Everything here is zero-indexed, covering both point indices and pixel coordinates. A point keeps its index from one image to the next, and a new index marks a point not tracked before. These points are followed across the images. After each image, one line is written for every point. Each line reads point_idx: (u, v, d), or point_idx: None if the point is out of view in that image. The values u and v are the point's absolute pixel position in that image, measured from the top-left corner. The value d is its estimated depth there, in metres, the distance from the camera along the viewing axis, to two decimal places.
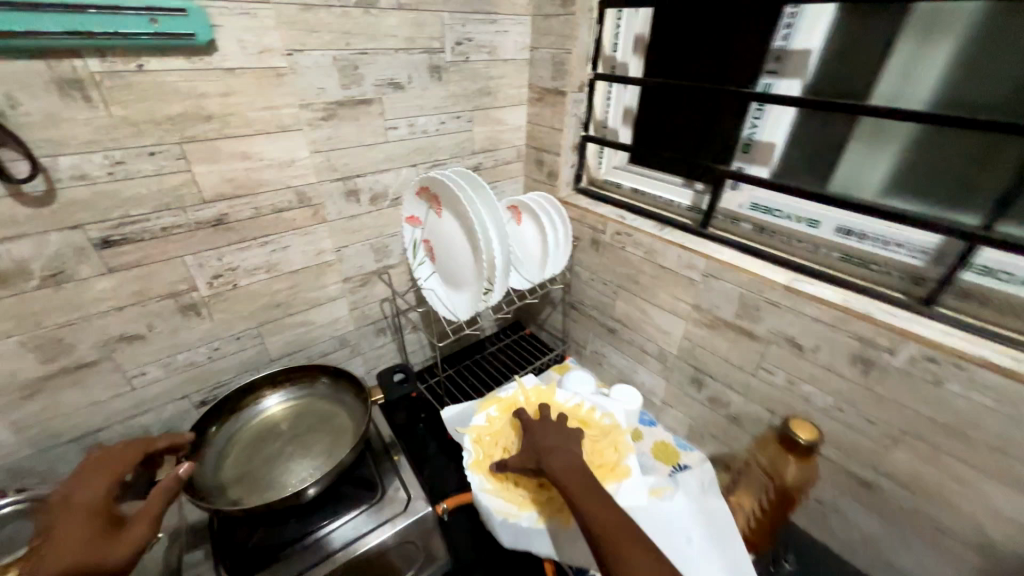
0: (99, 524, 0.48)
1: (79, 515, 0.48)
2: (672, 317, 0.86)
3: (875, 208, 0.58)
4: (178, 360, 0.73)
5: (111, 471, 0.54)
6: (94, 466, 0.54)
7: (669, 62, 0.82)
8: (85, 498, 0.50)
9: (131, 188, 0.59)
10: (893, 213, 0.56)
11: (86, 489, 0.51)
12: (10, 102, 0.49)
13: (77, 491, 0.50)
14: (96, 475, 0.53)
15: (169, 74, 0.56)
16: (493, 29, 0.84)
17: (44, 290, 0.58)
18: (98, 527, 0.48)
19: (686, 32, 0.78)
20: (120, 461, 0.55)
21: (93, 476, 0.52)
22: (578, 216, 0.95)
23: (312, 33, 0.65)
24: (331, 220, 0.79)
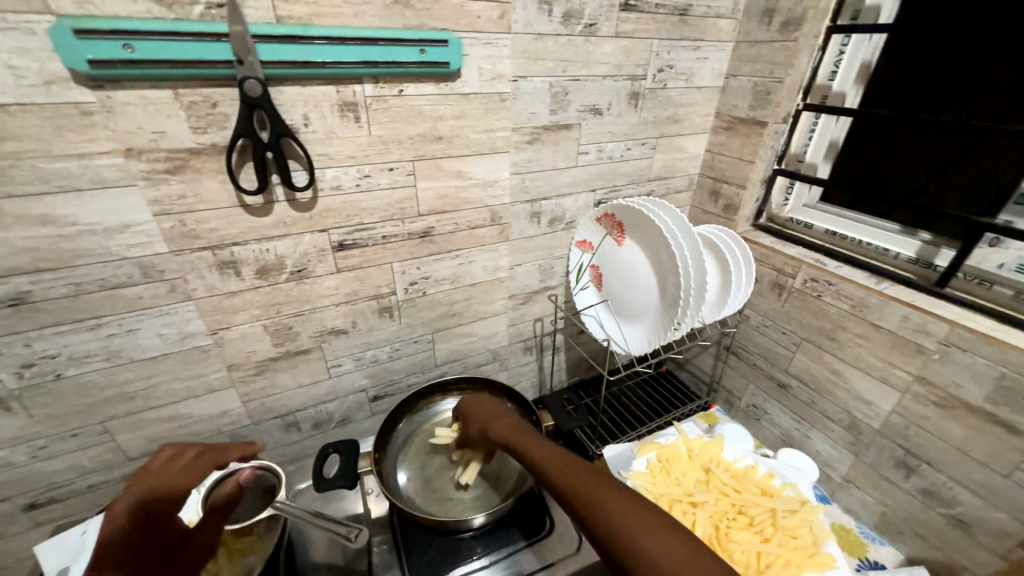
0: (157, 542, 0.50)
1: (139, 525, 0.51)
2: (879, 384, 0.73)
3: None
4: (366, 356, 0.79)
5: (179, 483, 0.56)
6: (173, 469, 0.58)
7: (911, 91, 0.71)
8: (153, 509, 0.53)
9: (369, 200, 0.64)
10: None
11: (155, 500, 0.54)
12: (305, 121, 0.56)
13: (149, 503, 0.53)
14: (173, 480, 0.56)
15: (421, 99, 0.61)
16: (695, 55, 0.81)
17: (290, 283, 0.65)
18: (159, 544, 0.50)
19: (940, 58, 0.66)
20: (196, 468, 0.59)
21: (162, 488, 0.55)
22: (761, 256, 0.87)
23: (537, 61, 0.66)
24: (512, 239, 0.81)
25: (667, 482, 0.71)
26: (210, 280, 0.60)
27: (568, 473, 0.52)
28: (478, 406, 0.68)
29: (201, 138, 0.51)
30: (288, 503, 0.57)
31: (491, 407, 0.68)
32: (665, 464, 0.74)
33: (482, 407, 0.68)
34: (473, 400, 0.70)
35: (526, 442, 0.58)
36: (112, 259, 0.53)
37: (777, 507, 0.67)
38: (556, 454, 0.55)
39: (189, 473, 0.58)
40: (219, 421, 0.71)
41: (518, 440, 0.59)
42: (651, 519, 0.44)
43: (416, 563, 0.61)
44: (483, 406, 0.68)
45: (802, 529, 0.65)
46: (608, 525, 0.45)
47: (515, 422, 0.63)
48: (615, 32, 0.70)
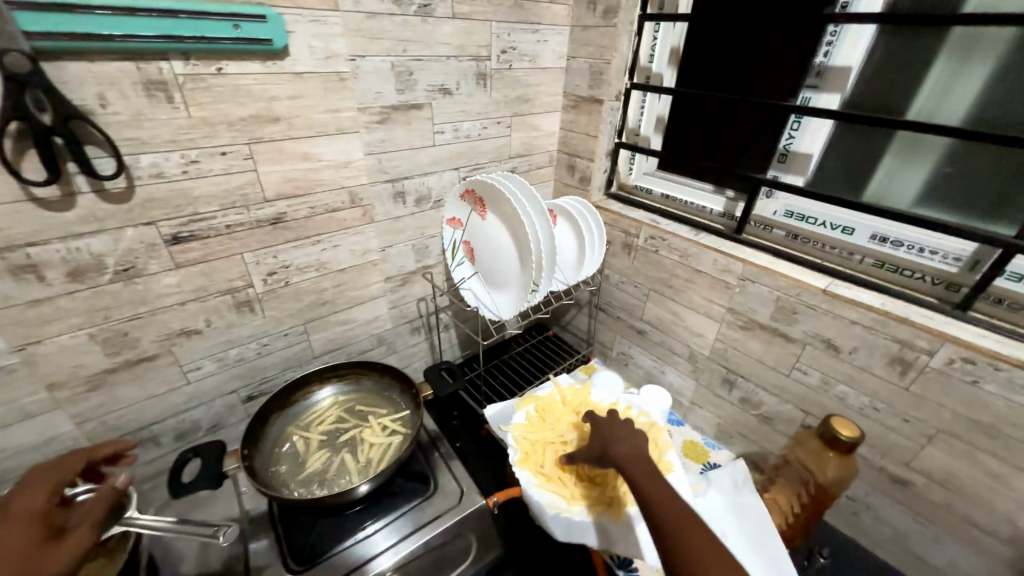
0: (41, 533, 0.47)
1: (18, 521, 0.47)
2: (705, 319, 0.89)
3: (901, 215, 0.62)
4: (229, 355, 0.74)
5: (55, 477, 0.52)
6: (40, 475, 0.52)
7: (705, 72, 0.85)
8: (28, 505, 0.49)
9: (201, 187, 0.60)
10: (919, 220, 0.60)
11: (28, 497, 0.49)
12: (101, 102, 0.50)
13: (20, 502, 0.49)
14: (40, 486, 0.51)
15: (246, 77, 0.58)
16: (535, 38, 0.87)
17: (115, 285, 0.59)
18: (43, 533, 0.47)
19: (721, 43, 0.81)
20: (63, 471, 0.53)
21: (38, 484, 0.51)
22: (612, 220, 0.98)
23: (373, 40, 0.67)
24: (378, 221, 0.81)
25: (543, 429, 0.79)
26: (3, 288, 0.52)
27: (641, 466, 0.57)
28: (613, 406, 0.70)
29: None
30: (153, 522, 0.53)
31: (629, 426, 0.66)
32: (541, 414, 0.81)
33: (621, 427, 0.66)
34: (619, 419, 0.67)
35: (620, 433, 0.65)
36: None
37: None
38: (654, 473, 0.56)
39: (64, 470, 0.54)
40: (47, 449, 0.63)
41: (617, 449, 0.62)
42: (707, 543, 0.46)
43: (296, 549, 0.61)
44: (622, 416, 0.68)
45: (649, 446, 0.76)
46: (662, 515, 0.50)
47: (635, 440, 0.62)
48: (451, 13, 0.73)
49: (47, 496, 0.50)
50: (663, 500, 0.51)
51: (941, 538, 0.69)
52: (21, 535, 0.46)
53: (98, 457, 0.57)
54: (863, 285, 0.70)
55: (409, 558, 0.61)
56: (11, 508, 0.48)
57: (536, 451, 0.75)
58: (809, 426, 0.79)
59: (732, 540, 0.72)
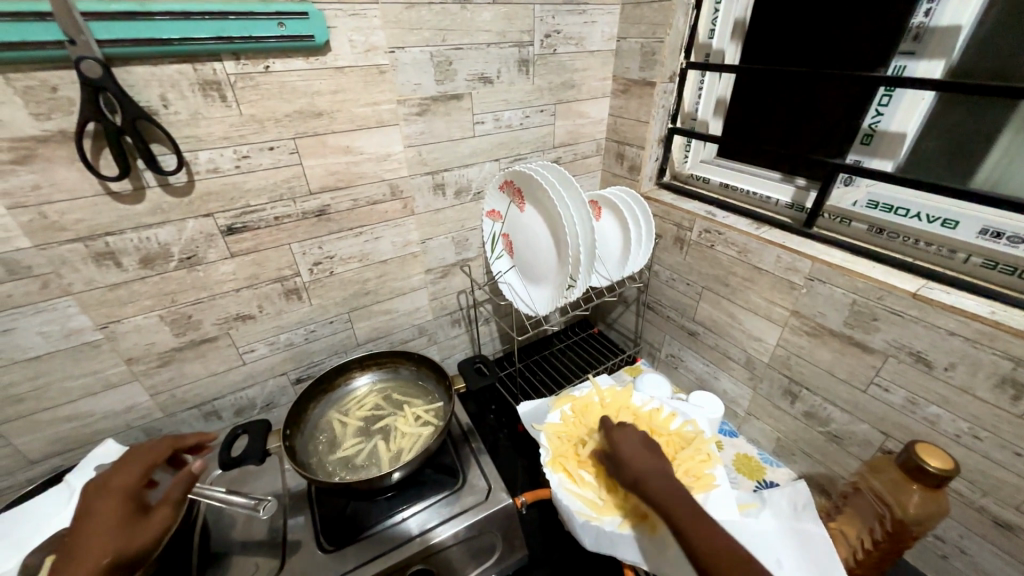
0: (131, 510, 0.50)
1: (113, 496, 0.50)
2: (765, 322, 0.80)
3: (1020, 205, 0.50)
4: (280, 339, 0.79)
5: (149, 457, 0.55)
6: (136, 452, 0.56)
7: (776, 43, 0.75)
8: (123, 480, 0.52)
9: (253, 180, 0.64)
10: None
11: (125, 472, 0.53)
12: (163, 102, 0.54)
13: (118, 477, 0.52)
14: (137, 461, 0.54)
15: (290, 74, 0.60)
16: (582, 20, 0.82)
17: (180, 271, 0.65)
18: (132, 511, 0.50)
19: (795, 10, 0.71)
20: (157, 451, 0.57)
21: (134, 460, 0.55)
22: (662, 213, 0.91)
23: (412, 31, 0.67)
24: (418, 213, 0.82)
25: (577, 430, 0.75)
26: (87, 272, 0.58)
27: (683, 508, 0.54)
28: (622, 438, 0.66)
29: (45, 124, 0.50)
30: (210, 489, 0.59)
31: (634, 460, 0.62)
32: (577, 415, 0.78)
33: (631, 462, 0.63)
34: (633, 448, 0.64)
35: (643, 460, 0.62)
36: None
37: (675, 442, 0.73)
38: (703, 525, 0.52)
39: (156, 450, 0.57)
40: (129, 416, 0.71)
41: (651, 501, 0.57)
42: None
43: (329, 528, 0.64)
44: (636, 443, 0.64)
45: (693, 456, 0.70)
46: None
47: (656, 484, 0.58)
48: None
49: (141, 472, 0.53)
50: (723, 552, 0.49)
51: None
52: (116, 510, 0.50)
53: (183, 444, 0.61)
54: (965, 290, 0.58)
55: (430, 549, 0.61)
56: (110, 483, 0.52)
57: (569, 451, 0.72)
58: (888, 450, 0.68)
59: (788, 570, 0.64)
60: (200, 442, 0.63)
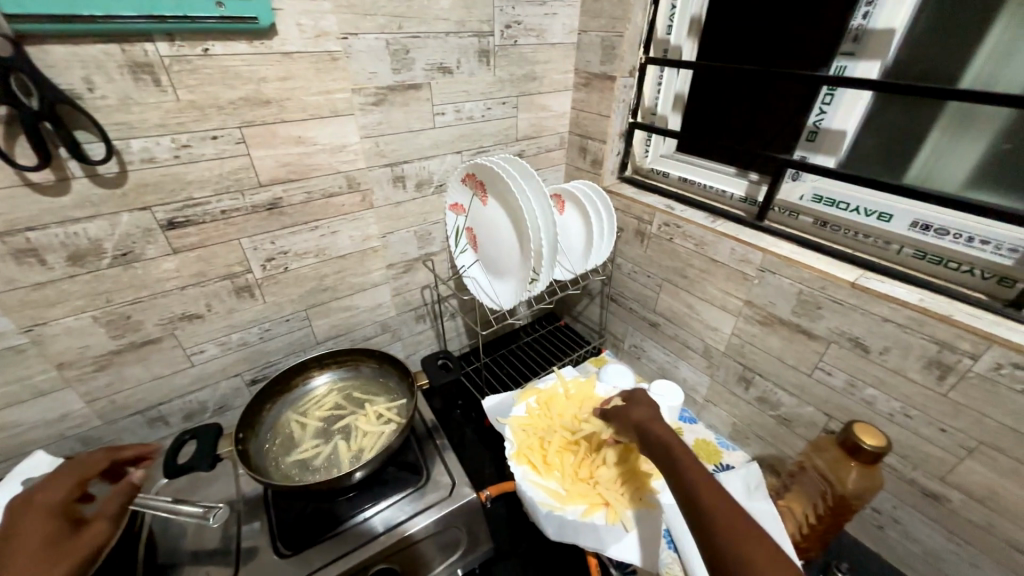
0: (61, 524, 0.48)
1: (40, 515, 0.47)
2: (721, 312, 0.83)
3: (944, 199, 0.54)
4: (232, 339, 0.75)
5: (77, 473, 0.53)
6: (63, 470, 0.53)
7: (729, 41, 0.77)
8: (50, 496, 0.50)
9: (194, 171, 0.60)
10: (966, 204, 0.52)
11: (51, 490, 0.50)
12: (87, 85, 0.50)
13: (44, 493, 0.50)
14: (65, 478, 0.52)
15: (232, 58, 0.57)
16: (542, 11, 0.82)
17: (114, 269, 0.60)
18: (63, 525, 0.48)
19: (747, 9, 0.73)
20: (87, 466, 0.54)
21: (62, 478, 0.52)
22: (623, 207, 0.93)
23: (365, 17, 0.64)
24: (378, 207, 0.80)
25: (542, 424, 0.76)
26: (5, 271, 0.53)
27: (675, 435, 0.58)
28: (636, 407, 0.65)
29: None
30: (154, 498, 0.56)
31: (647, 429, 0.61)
32: (541, 408, 0.79)
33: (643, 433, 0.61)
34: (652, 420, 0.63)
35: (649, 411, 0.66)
36: None
37: None
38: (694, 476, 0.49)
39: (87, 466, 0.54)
40: (62, 425, 0.66)
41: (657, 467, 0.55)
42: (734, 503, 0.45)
43: (286, 533, 0.62)
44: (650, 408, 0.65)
45: None
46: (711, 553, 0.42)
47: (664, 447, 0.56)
48: None
49: (70, 490, 0.51)
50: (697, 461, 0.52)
51: (977, 560, 0.63)
52: (46, 527, 0.46)
53: (121, 459, 0.58)
54: (898, 279, 0.62)
55: (394, 547, 0.61)
56: (36, 499, 0.49)
57: (534, 444, 0.73)
58: (832, 430, 0.73)
59: None
60: (139, 456, 0.59)
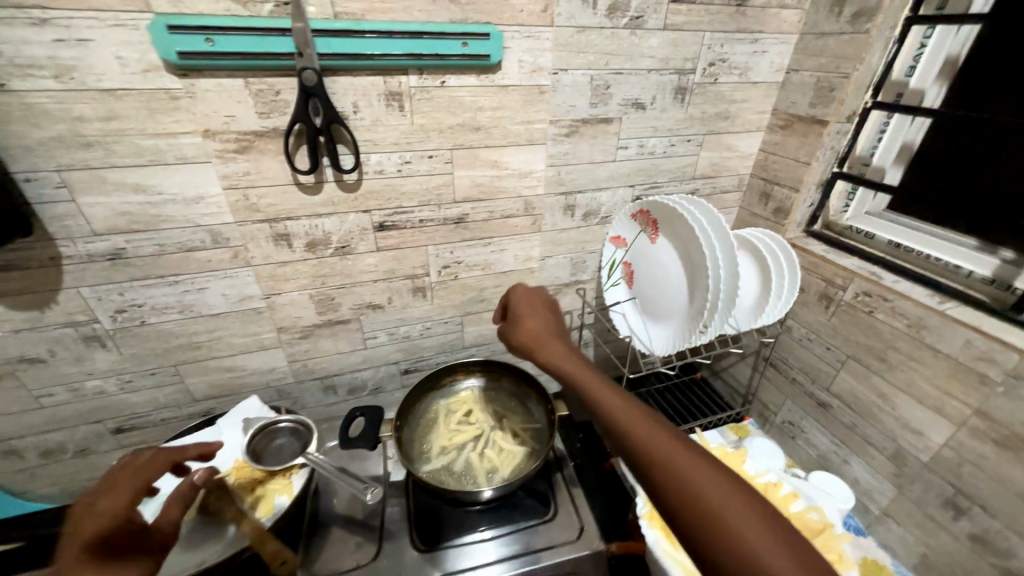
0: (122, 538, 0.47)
1: (99, 523, 0.47)
2: (932, 413, 0.67)
3: None
4: (400, 331, 0.84)
5: (139, 480, 0.52)
6: (125, 472, 0.52)
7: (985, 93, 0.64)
8: (112, 505, 0.49)
9: (407, 185, 0.68)
10: None
11: (112, 497, 0.50)
12: (354, 109, 0.60)
13: (104, 500, 0.49)
14: (127, 483, 0.51)
15: (461, 90, 0.64)
16: (752, 49, 0.77)
17: (334, 257, 0.71)
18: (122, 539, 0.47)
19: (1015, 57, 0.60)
20: (151, 469, 0.54)
21: (123, 483, 0.51)
22: (809, 265, 0.82)
23: (578, 54, 0.67)
24: (545, 231, 0.82)
25: None
26: (267, 250, 0.67)
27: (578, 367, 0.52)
28: (539, 332, 0.59)
29: (265, 122, 0.58)
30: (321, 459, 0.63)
31: (551, 329, 0.60)
32: None
33: (532, 331, 0.60)
34: (531, 311, 0.63)
35: (541, 334, 0.59)
36: (187, 225, 0.61)
37: None
38: (639, 419, 0.44)
39: (151, 468, 0.54)
40: (269, 376, 0.80)
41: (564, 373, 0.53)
42: (665, 436, 0.42)
43: (422, 527, 0.65)
44: (546, 327, 0.60)
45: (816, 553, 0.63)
46: (671, 488, 0.39)
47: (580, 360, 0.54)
48: (663, 24, 0.69)
49: (128, 495, 0.50)
50: (613, 397, 0.47)
51: None
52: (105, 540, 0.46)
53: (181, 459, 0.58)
54: None
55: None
56: (98, 507, 0.49)
57: None
58: None
59: None
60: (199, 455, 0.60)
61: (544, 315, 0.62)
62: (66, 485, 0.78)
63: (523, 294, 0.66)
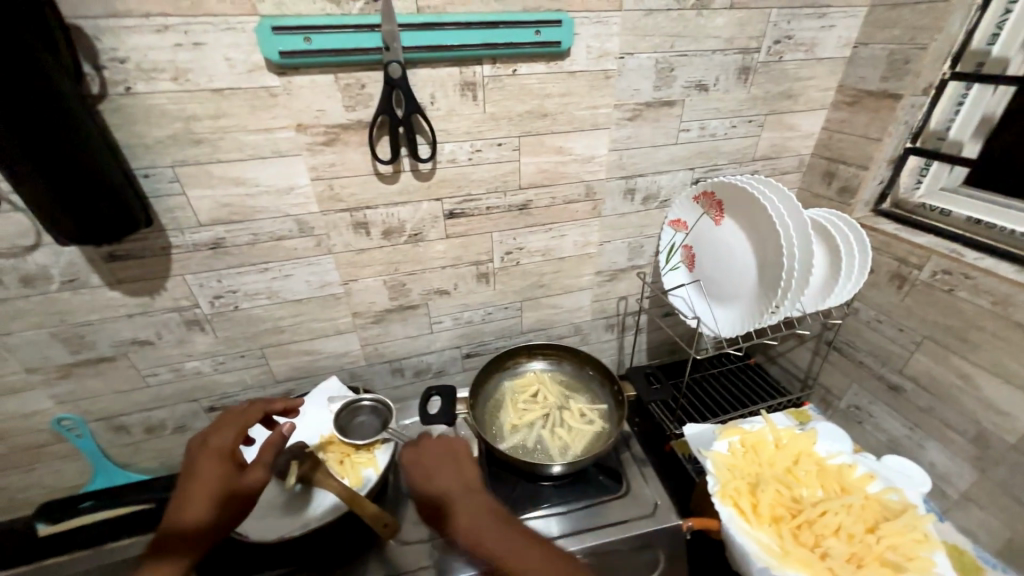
0: (230, 469, 0.54)
1: (212, 458, 0.54)
2: (1020, 393, 0.65)
3: None
4: (463, 316, 0.87)
5: (239, 423, 0.59)
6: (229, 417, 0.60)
7: None
8: (220, 442, 0.56)
9: (477, 173, 0.71)
10: None
11: (220, 435, 0.57)
12: (431, 100, 0.63)
13: (214, 437, 0.57)
14: (230, 425, 0.59)
15: (531, 78, 0.65)
16: (819, 24, 0.75)
17: (406, 245, 0.74)
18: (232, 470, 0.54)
19: None
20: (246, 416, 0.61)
21: (227, 425, 0.59)
22: (879, 244, 0.79)
23: (645, 37, 0.67)
24: (605, 216, 0.83)
25: (751, 469, 0.70)
26: (347, 238, 0.71)
27: (473, 515, 0.51)
28: (425, 475, 0.56)
29: (351, 115, 0.61)
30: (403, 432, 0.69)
31: (453, 483, 0.55)
32: (749, 450, 0.72)
33: (439, 481, 0.55)
34: (436, 473, 0.56)
35: (427, 477, 0.56)
36: (278, 215, 0.66)
37: (876, 510, 0.65)
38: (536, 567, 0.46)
39: (248, 415, 0.61)
40: (343, 360, 0.84)
41: (477, 542, 0.49)
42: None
43: (500, 500, 0.68)
44: (438, 470, 0.56)
45: (902, 532, 0.61)
46: None
47: (483, 507, 0.53)
48: (729, 3, 0.69)
49: (234, 435, 0.57)
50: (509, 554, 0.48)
51: None
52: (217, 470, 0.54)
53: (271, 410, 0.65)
54: None
55: (598, 547, 0.63)
56: (209, 443, 0.56)
57: (743, 487, 0.67)
58: None
59: None
60: (285, 407, 0.67)
61: (432, 454, 0.58)
62: (164, 460, 0.85)
63: (424, 438, 0.60)
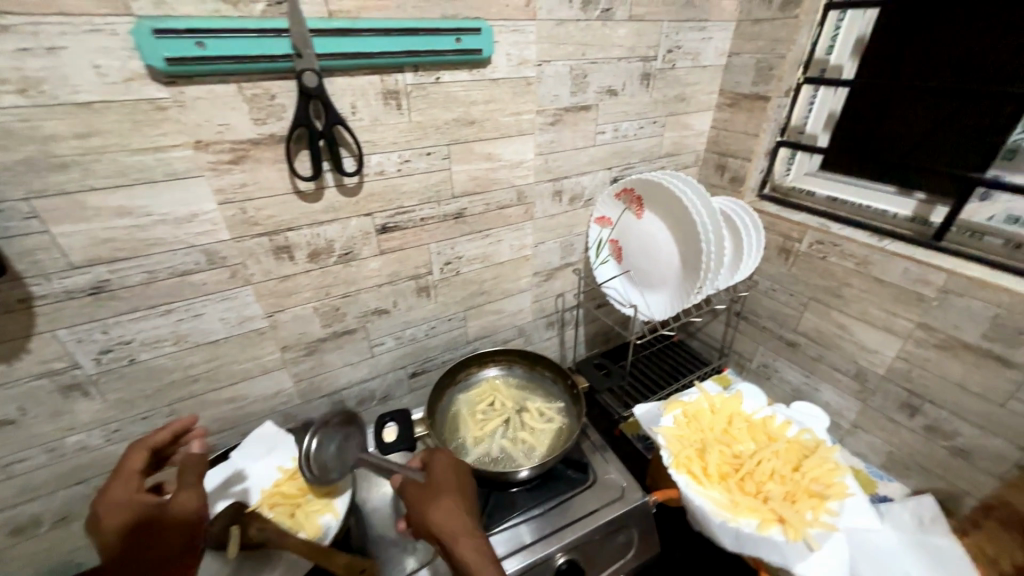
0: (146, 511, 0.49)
1: (114, 514, 0.48)
2: (884, 334, 0.80)
3: None
4: (405, 334, 0.83)
5: (130, 469, 0.52)
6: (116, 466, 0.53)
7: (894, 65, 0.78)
8: (116, 494, 0.50)
9: (408, 184, 0.68)
10: None
11: (112, 488, 0.50)
12: (352, 110, 0.59)
13: (105, 492, 0.50)
14: (119, 477, 0.51)
15: (455, 85, 0.65)
16: (701, 36, 0.85)
17: (337, 266, 0.69)
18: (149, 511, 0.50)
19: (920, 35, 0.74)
20: (132, 461, 0.53)
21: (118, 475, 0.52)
22: (767, 224, 0.92)
23: (559, 46, 0.70)
24: (537, 218, 0.85)
25: (697, 436, 0.76)
26: (268, 265, 0.63)
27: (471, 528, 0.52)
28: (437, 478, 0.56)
29: (261, 129, 0.55)
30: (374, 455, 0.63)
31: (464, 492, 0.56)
32: (690, 420, 0.79)
33: (438, 497, 0.54)
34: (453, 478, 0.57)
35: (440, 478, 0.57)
36: (179, 247, 0.57)
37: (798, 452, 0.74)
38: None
39: (133, 458, 0.54)
40: (273, 401, 0.75)
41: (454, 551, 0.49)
42: None
43: None
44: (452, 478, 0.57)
45: (820, 464, 0.71)
46: None
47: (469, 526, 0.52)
48: (628, 15, 0.75)
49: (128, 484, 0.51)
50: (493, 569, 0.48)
51: None
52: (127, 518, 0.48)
53: (156, 446, 0.55)
54: None
55: (578, 540, 0.63)
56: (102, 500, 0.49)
57: (692, 454, 0.73)
58: None
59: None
60: (176, 433, 0.57)
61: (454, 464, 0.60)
62: (46, 561, 0.69)
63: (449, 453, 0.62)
